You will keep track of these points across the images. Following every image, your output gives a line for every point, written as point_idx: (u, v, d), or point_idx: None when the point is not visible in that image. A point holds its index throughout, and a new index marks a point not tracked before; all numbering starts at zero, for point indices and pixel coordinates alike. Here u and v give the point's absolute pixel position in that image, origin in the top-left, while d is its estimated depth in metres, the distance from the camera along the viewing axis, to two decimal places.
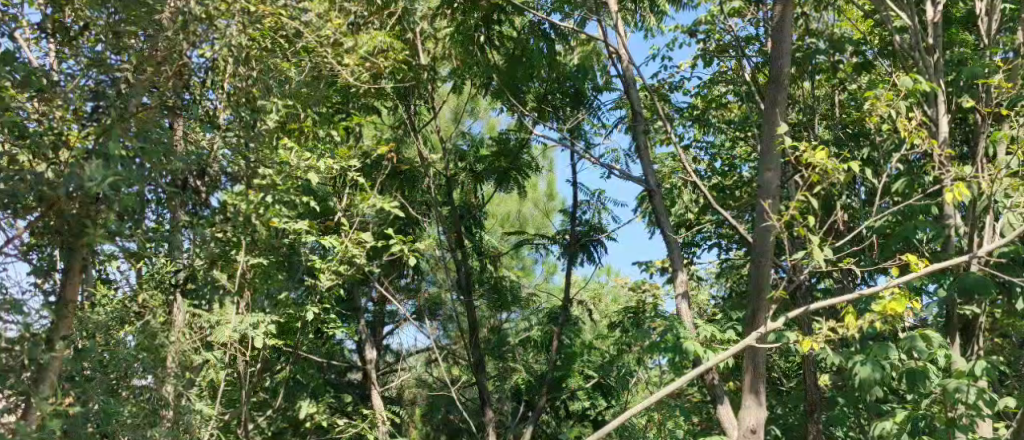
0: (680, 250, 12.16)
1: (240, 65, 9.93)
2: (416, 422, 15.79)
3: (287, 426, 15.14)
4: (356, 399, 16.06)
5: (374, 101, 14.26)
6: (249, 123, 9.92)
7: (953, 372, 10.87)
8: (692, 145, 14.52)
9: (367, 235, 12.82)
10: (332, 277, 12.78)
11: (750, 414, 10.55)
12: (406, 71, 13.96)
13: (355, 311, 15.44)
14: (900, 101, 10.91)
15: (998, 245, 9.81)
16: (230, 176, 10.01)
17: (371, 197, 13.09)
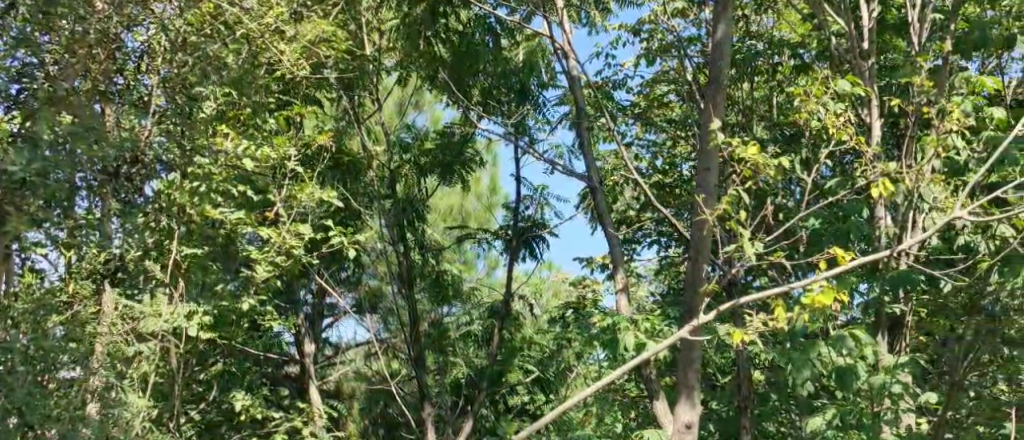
0: (620, 246, 12.50)
1: (176, 51, 10.06)
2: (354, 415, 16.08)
3: (221, 422, 14.72)
4: (293, 392, 16.09)
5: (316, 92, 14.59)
6: (186, 111, 10.03)
7: (880, 369, 11.19)
8: (634, 143, 14.73)
9: (305, 228, 13.15)
10: (269, 268, 13.05)
11: (685, 408, 10.87)
12: (349, 60, 14.06)
13: (293, 303, 15.50)
14: (832, 101, 11.25)
15: (920, 241, 10.08)
16: (166, 165, 10.05)
17: (310, 187, 13.41)
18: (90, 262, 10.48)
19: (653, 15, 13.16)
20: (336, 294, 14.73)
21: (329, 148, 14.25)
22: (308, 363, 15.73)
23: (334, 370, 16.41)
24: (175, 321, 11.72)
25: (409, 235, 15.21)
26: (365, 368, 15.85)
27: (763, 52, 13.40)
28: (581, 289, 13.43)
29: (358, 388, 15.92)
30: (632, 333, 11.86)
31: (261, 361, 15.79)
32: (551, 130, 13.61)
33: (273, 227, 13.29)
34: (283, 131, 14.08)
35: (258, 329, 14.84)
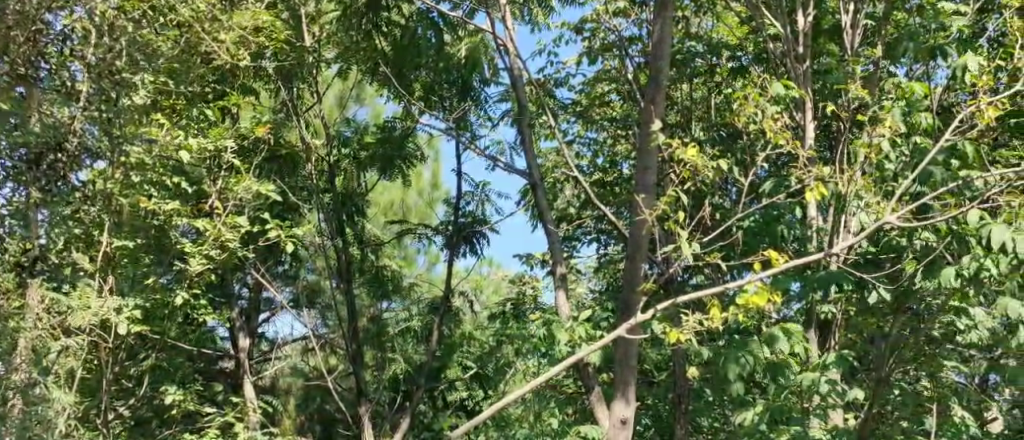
0: (561, 244, 12.78)
1: (103, 35, 10.25)
2: (290, 412, 15.89)
3: (151, 417, 14.55)
4: (227, 388, 16.10)
5: (254, 82, 14.60)
6: (112, 100, 10.35)
7: (811, 366, 11.45)
8: (575, 141, 14.88)
9: (241, 220, 12.97)
10: (203, 261, 12.81)
11: (620, 405, 11.43)
12: (287, 51, 14.14)
13: (228, 297, 15.23)
14: (767, 102, 11.55)
15: (851, 243, 10.26)
16: (93, 153, 10.39)
17: (246, 180, 13.23)
18: (14, 254, 10.50)
19: (594, 15, 13.41)
20: (273, 288, 14.32)
21: (269, 139, 14.08)
22: (243, 359, 15.66)
23: (270, 366, 16.42)
24: (104, 315, 11.74)
25: (349, 230, 15.34)
26: (302, 366, 16.15)
27: (702, 52, 13.58)
28: (521, 286, 13.66)
29: (293, 384, 16.07)
30: (570, 330, 12.16)
31: (195, 357, 15.72)
32: (492, 126, 13.76)
33: (206, 218, 13.15)
34: (218, 120, 14.01)
35: (191, 324, 14.80)
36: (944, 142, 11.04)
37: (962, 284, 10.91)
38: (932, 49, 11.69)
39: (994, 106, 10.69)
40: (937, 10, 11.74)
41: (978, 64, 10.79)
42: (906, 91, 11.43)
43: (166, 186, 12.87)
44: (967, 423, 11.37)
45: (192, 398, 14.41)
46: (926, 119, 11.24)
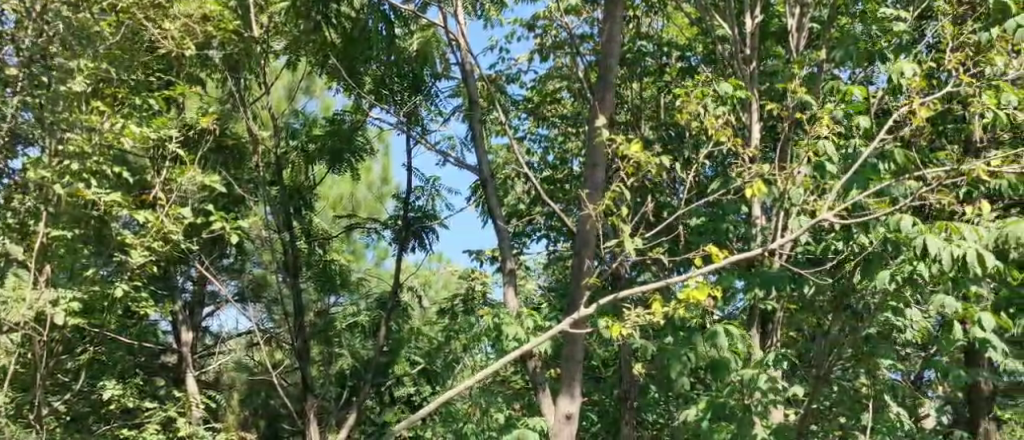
0: (510, 240, 12.97)
1: (33, 19, 10.79)
2: (234, 406, 15.79)
3: (89, 413, 14.46)
4: (169, 383, 15.99)
5: (198, 70, 14.30)
6: (46, 84, 10.85)
7: (751, 363, 11.65)
8: (526, 137, 15.04)
9: (185, 212, 13.01)
10: (144, 253, 12.81)
11: (565, 400, 11.71)
12: (235, 41, 13.94)
13: (170, 289, 15.28)
14: (711, 100, 11.82)
15: (789, 239, 10.88)
16: (29, 139, 11.10)
17: (190, 171, 13.28)
18: None
19: (547, 12, 13.55)
20: (218, 282, 13.49)
21: (214, 130, 14.02)
22: (186, 353, 15.63)
23: (214, 360, 16.46)
24: (38, 308, 11.82)
25: (296, 223, 15.24)
26: (246, 360, 15.94)
27: (653, 52, 13.93)
28: (470, 281, 13.81)
29: (236, 380, 15.91)
30: (519, 325, 12.37)
31: (135, 351, 15.53)
32: (443, 121, 13.88)
33: (149, 210, 13.09)
34: (162, 110, 13.95)
35: (133, 317, 14.78)
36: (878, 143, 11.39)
37: (897, 286, 11.22)
38: (872, 51, 11.98)
39: (925, 107, 11.10)
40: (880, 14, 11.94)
41: (913, 69, 11.09)
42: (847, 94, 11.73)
43: (106, 176, 12.64)
44: (901, 418, 12.11)
45: (132, 393, 14.64)
46: (862, 121, 11.58)
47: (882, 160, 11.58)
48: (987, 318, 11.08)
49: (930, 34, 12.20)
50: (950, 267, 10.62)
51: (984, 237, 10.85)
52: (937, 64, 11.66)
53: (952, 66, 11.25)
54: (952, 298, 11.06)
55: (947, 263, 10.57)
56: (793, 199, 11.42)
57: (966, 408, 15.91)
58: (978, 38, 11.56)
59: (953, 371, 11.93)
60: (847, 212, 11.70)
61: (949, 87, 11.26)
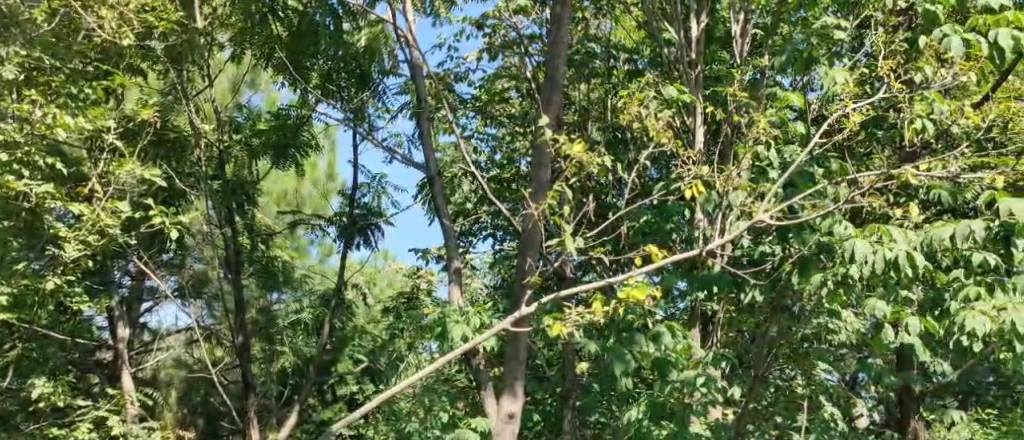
0: (457, 239, 13.04)
1: None
2: (171, 404, 15.72)
3: (19, 411, 14.46)
4: (103, 380, 15.61)
5: (139, 62, 13.93)
6: None
7: (692, 362, 11.78)
8: (474, 136, 14.93)
9: (123, 205, 12.73)
10: (79, 247, 12.62)
11: (508, 400, 11.79)
12: (178, 32, 13.62)
13: (106, 284, 14.88)
14: (653, 102, 12.04)
15: (726, 240, 11.12)
16: None
17: (129, 164, 12.93)
18: None
19: (495, 11, 13.65)
20: (157, 278, 13.08)
21: (154, 123, 13.58)
22: (121, 350, 15.44)
23: (150, 357, 16.15)
24: None
25: (239, 219, 15.01)
26: (185, 357, 15.84)
27: (600, 54, 13.85)
28: (416, 279, 13.99)
29: (175, 376, 15.73)
30: (464, 324, 12.40)
31: (70, 348, 15.23)
32: (391, 118, 13.88)
33: (85, 203, 12.83)
34: (102, 101, 13.86)
35: (66, 313, 14.59)
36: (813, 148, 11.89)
37: (832, 289, 11.49)
38: (812, 58, 12.11)
39: (856, 113, 11.56)
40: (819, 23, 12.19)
41: (846, 77, 11.51)
42: (784, 101, 12.01)
43: (39, 166, 12.73)
44: (833, 418, 12.57)
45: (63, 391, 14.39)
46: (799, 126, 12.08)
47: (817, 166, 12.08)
48: (915, 321, 11.39)
49: (868, 44, 12.46)
50: (881, 270, 10.91)
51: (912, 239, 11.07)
52: (870, 71, 12.14)
53: (883, 73, 11.67)
54: (883, 302, 11.46)
55: (878, 266, 10.87)
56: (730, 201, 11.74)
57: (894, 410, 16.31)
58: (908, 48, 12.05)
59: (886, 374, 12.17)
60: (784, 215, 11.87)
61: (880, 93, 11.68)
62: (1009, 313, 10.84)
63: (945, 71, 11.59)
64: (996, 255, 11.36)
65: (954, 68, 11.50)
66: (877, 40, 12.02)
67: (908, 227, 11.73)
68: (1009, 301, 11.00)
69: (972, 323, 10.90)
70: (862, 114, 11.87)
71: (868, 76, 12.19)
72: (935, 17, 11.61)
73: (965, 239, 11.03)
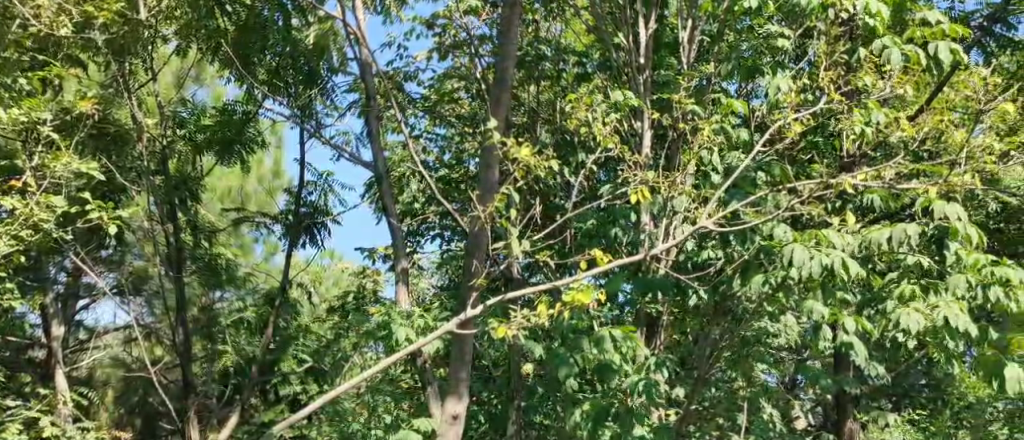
0: (404, 239, 12.94)
1: None
2: (107, 404, 15.90)
3: None
4: (36, 379, 15.52)
5: (79, 53, 13.73)
6: None
7: (635, 365, 11.84)
8: (423, 136, 14.78)
9: (57, 200, 12.49)
10: (11, 241, 12.35)
11: (452, 401, 11.71)
12: (119, 24, 13.38)
13: (41, 280, 14.72)
14: (600, 107, 12.02)
15: (670, 245, 11.13)
16: None
17: (65, 157, 12.64)
18: None
19: (445, 11, 13.51)
20: (94, 274, 12.59)
21: (93, 115, 13.24)
22: (56, 348, 15.31)
23: (85, 355, 15.94)
24: None
25: (182, 216, 14.71)
26: (123, 355, 15.64)
27: (550, 56, 13.71)
28: (362, 278, 13.87)
29: (113, 376, 15.65)
30: (409, 326, 12.29)
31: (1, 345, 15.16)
32: (340, 116, 13.73)
33: (18, 197, 12.56)
34: (38, 93, 13.60)
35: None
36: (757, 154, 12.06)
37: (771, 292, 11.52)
38: (755, 67, 12.23)
39: (798, 122, 11.64)
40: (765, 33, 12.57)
41: (789, 85, 11.65)
42: (728, 107, 12.02)
43: None
44: (771, 421, 12.56)
45: None
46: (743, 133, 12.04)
47: (761, 172, 12.14)
48: (854, 323, 11.45)
49: (811, 54, 12.36)
50: (818, 275, 10.98)
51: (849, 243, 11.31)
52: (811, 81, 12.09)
53: (824, 83, 11.73)
54: (821, 304, 11.37)
55: (815, 271, 10.94)
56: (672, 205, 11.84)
57: (832, 414, 16.40)
58: (847, 59, 12.24)
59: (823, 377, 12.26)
60: (727, 220, 12.07)
61: (822, 103, 11.73)
62: (942, 310, 11.18)
63: (883, 83, 11.88)
64: (929, 258, 11.56)
65: (891, 81, 11.76)
66: (817, 50, 12.11)
67: (848, 234, 11.74)
68: (941, 299, 11.33)
69: (907, 320, 11.15)
70: (804, 123, 11.98)
71: (809, 86, 12.17)
72: (873, 29, 11.79)
73: (901, 244, 11.32)
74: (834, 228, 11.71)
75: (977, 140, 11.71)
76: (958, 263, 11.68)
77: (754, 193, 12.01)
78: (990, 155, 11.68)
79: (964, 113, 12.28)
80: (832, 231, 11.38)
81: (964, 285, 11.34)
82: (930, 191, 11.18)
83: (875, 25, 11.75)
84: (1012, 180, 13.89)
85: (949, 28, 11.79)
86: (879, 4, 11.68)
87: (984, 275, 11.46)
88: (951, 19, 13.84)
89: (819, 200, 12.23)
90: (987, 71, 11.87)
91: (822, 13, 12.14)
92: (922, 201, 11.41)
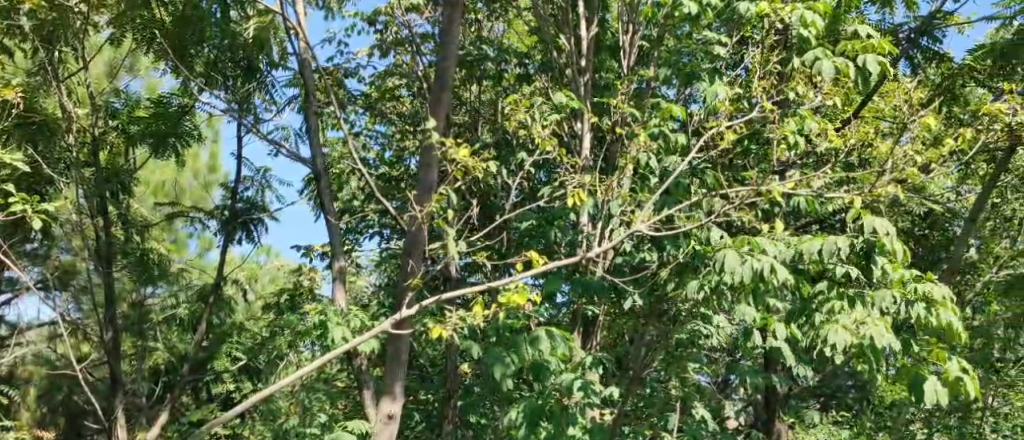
0: (341, 237, 12.75)
1: None
2: (31, 400, 15.91)
3: None
4: None
5: (8, 40, 13.37)
6: None
7: (570, 366, 11.76)
8: (363, 133, 14.55)
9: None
10: None
11: (387, 401, 11.54)
12: (47, 11, 13.00)
13: None
14: (540, 108, 11.89)
15: (607, 247, 11.04)
16: None
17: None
18: None
19: (388, 8, 13.35)
20: (17, 268, 12.18)
21: (17, 103, 12.83)
22: None
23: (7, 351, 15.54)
24: None
25: (113, 209, 14.53)
26: (48, 353, 14.89)
27: (492, 57, 13.35)
28: (298, 276, 13.52)
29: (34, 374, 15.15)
30: (344, 325, 12.08)
31: None
32: (278, 111, 13.48)
33: None
34: None
35: None
36: (693, 159, 12.05)
37: (705, 296, 11.59)
38: (694, 73, 12.11)
39: (731, 129, 11.63)
40: (702, 40, 12.41)
41: (726, 92, 11.69)
42: (667, 111, 11.94)
43: None
44: (706, 420, 12.15)
45: None
46: (681, 138, 11.96)
47: (699, 176, 12.13)
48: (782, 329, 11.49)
49: (747, 61, 12.42)
50: (749, 281, 10.98)
51: (780, 250, 11.32)
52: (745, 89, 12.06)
53: (757, 92, 11.81)
54: (752, 307, 11.57)
55: (746, 277, 10.93)
56: (611, 208, 11.74)
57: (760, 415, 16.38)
58: (781, 67, 12.19)
59: (756, 377, 12.25)
60: (661, 224, 12.05)
61: (754, 112, 11.79)
62: (870, 329, 11.08)
63: (814, 93, 11.93)
64: (857, 269, 11.55)
65: (821, 93, 11.82)
66: (752, 59, 12.08)
67: (780, 240, 11.75)
68: (869, 316, 11.23)
69: (834, 336, 11.09)
70: (738, 131, 11.94)
71: (743, 94, 12.10)
72: (806, 40, 11.76)
73: (831, 255, 11.27)
74: (767, 235, 11.72)
75: (901, 151, 11.69)
76: (883, 278, 11.62)
77: (687, 199, 11.85)
78: (912, 167, 11.62)
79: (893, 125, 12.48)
80: (764, 238, 11.36)
81: (890, 299, 11.29)
82: (857, 201, 11.21)
83: (810, 36, 11.67)
84: (937, 189, 13.93)
85: (880, 43, 11.80)
86: (814, 14, 11.61)
87: (909, 291, 11.39)
88: (881, 30, 13.72)
89: (755, 205, 12.21)
90: (912, 86, 12.18)
91: (760, 21, 12.11)
92: (851, 212, 11.37)
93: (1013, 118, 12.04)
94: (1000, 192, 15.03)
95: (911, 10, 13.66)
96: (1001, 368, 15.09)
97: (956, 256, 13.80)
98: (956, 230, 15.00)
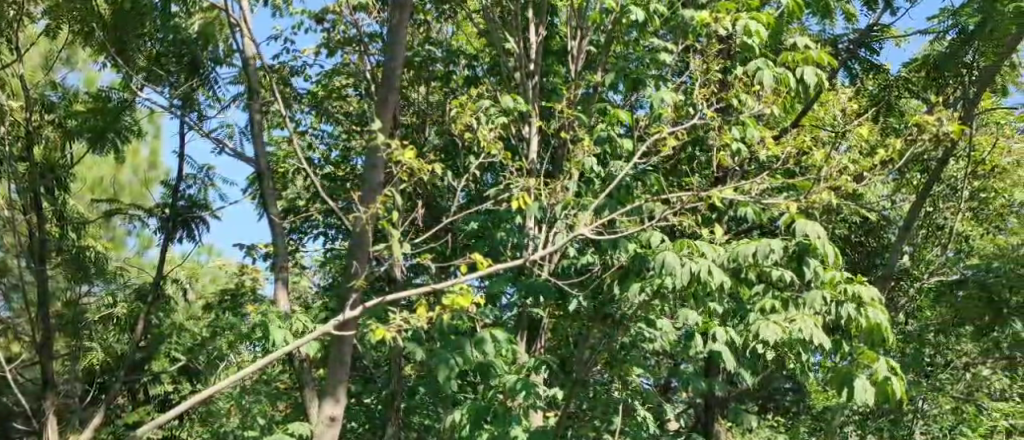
0: (285, 237, 12.43)
1: None
2: None
3: None
4: None
5: None
6: None
7: (514, 369, 11.56)
8: (309, 132, 14.23)
9: None
10: None
11: (329, 403, 11.28)
12: None
13: None
14: (487, 110, 11.70)
15: (552, 249, 10.87)
16: None
17: None
18: None
19: (336, 6, 13.09)
20: None
21: None
22: None
23: None
24: None
25: (47, 205, 14.04)
26: None
27: (440, 58, 13.28)
28: (241, 275, 13.17)
29: None
30: (285, 326, 11.81)
31: None
32: (223, 108, 13.17)
33: None
34: None
35: None
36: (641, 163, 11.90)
37: (649, 299, 11.46)
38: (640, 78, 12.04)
39: (673, 136, 11.44)
40: (649, 46, 12.30)
41: (672, 98, 11.54)
42: (614, 116, 11.82)
43: None
44: (647, 421, 12.07)
45: None
46: (627, 143, 11.82)
47: (645, 180, 11.99)
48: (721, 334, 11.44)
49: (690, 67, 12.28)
50: (688, 283, 10.87)
51: (721, 254, 11.18)
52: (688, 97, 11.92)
53: (700, 99, 11.66)
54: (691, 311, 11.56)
55: (685, 279, 10.85)
56: (558, 212, 11.56)
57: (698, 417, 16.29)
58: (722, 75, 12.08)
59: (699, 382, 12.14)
60: (606, 228, 11.92)
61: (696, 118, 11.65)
62: (799, 324, 11.07)
63: (754, 101, 11.75)
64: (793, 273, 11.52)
65: (760, 101, 11.61)
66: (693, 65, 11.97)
67: (722, 246, 11.65)
68: (800, 313, 11.21)
69: (764, 331, 11.06)
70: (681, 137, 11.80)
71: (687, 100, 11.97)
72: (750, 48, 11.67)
73: (766, 258, 11.13)
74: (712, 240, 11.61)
75: (837, 159, 11.61)
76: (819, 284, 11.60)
77: (630, 202, 11.75)
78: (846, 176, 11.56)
79: (831, 134, 12.42)
80: (703, 242, 11.27)
81: (821, 300, 11.22)
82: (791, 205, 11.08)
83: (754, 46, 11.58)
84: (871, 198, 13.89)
85: (820, 54, 11.67)
86: (757, 24, 11.56)
87: (839, 291, 11.35)
88: (821, 40, 13.57)
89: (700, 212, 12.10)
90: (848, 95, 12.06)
91: (703, 28, 11.94)
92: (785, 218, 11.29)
93: (941, 129, 11.88)
94: (932, 200, 15.06)
95: (851, 21, 13.63)
96: (932, 371, 15.10)
97: (889, 264, 13.72)
98: (892, 238, 14.97)
